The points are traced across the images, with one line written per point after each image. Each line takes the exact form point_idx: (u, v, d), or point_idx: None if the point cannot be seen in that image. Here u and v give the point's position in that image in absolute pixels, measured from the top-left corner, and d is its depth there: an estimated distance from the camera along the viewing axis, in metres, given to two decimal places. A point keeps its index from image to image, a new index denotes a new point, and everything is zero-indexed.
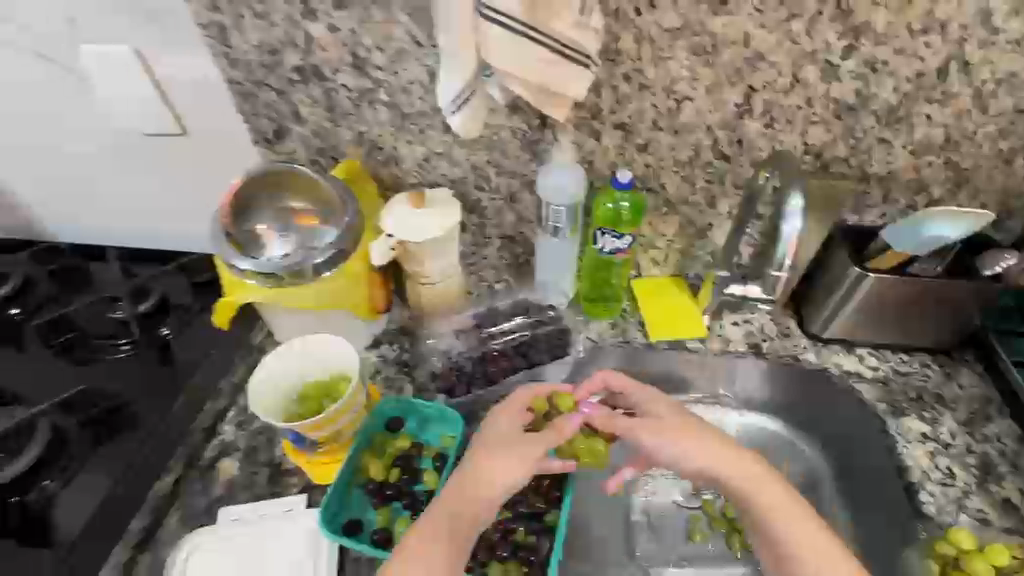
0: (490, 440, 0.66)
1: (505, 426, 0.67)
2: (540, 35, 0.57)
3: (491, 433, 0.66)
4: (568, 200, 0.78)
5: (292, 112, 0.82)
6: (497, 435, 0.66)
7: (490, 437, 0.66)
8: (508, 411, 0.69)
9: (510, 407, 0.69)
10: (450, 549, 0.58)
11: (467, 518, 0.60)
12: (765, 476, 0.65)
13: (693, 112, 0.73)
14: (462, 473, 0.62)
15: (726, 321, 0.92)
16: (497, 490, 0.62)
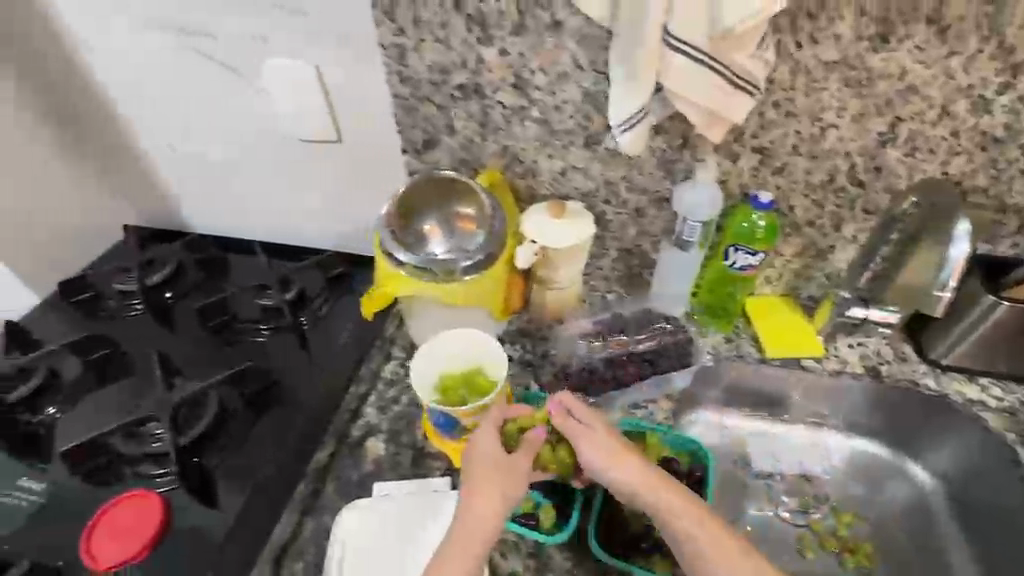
0: (480, 463, 0.68)
1: (489, 448, 0.69)
2: (715, 64, 0.63)
3: (479, 450, 0.69)
4: (705, 217, 0.83)
5: (446, 125, 0.89)
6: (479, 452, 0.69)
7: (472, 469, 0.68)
8: (487, 438, 0.70)
9: (486, 436, 0.70)
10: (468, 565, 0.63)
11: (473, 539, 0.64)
12: (673, 497, 0.66)
13: (835, 139, 0.77)
14: (465, 511, 0.65)
15: (841, 343, 0.94)
16: (493, 520, 0.65)
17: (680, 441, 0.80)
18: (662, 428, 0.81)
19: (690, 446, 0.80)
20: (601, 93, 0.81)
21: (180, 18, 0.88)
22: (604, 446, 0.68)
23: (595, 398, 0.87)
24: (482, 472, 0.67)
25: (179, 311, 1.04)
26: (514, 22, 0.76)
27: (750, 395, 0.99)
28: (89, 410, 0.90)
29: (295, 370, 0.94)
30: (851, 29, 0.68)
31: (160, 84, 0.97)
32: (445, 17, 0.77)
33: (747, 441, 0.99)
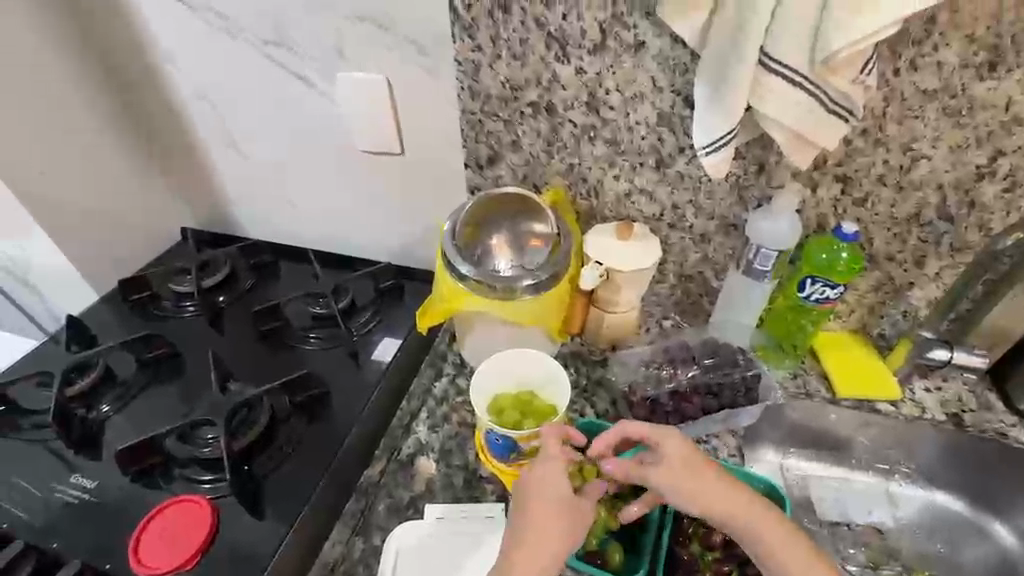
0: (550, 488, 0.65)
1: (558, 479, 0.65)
2: (819, 90, 0.61)
3: (551, 472, 0.66)
4: (780, 246, 0.80)
5: (513, 141, 0.88)
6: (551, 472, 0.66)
7: (541, 494, 0.65)
8: (546, 470, 0.66)
9: (549, 465, 0.66)
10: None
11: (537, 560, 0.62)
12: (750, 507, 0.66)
13: (925, 171, 0.74)
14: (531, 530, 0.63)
15: (917, 386, 0.90)
16: (559, 534, 0.63)
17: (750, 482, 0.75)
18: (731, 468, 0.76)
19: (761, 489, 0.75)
20: (677, 114, 0.79)
21: (258, 29, 0.89)
22: (684, 460, 0.66)
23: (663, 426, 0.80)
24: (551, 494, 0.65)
25: (231, 315, 1.05)
26: (594, 41, 0.75)
27: (813, 437, 0.93)
28: (143, 410, 0.91)
29: (347, 381, 0.93)
30: (955, 56, 0.65)
31: (231, 91, 0.98)
32: (523, 35, 0.77)
33: (811, 485, 0.93)
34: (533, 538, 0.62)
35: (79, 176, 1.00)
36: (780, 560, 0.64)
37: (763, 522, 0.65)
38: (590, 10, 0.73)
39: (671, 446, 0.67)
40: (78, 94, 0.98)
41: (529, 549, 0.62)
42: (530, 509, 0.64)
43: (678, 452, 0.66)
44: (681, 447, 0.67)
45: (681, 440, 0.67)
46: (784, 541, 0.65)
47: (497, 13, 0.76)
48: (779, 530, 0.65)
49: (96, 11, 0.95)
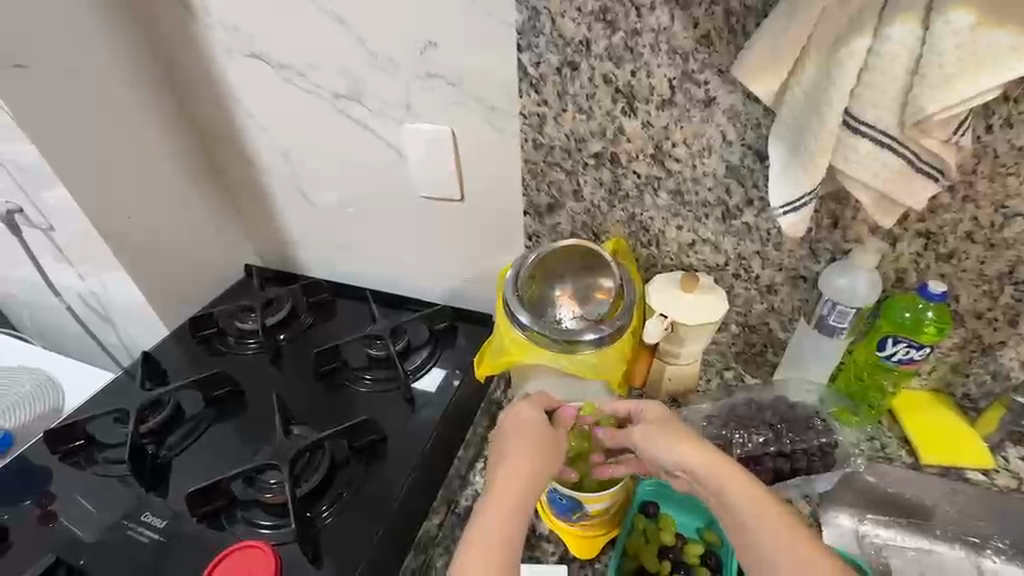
0: (521, 428, 0.67)
1: (528, 418, 0.69)
2: (907, 151, 0.59)
3: (524, 415, 0.69)
4: (859, 302, 0.77)
5: (573, 190, 0.89)
6: (524, 417, 0.69)
7: (525, 417, 0.69)
8: (532, 401, 0.71)
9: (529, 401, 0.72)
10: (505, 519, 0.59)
11: (515, 497, 0.61)
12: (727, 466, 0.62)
13: (1021, 228, 0.70)
14: (507, 468, 0.63)
15: (1011, 453, 0.84)
16: (532, 480, 0.63)
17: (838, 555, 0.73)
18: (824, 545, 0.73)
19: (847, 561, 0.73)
20: (746, 168, 0.78)
21: (331, 85, 0.94)
22: (663, 423, 0.67)
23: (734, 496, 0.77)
24: (523, 432, 0.67)
25: (290, 353, 1.08)
26: (662, 96, 0.76)
27: (890, 502, 0.88)
28: (206, 450, 0.94)
29: (404, 427, 0.93)
30: None
31: (302, 140, 1.03)
32: (590, 91, 0.78)
33: (891, 554, 0.86)
34: (514, 456, 0.64)
35: (162, 220, 1.06)
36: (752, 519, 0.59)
37: (750, 488, 0.60)
38: (659, 68, 0.74)
39: (646, 410, 0.70)
40: (165, 146, 1.04)
41: (504, 485, 0.62)
42: (512, 427, 0.68)
43: (652, 414, 0.69)
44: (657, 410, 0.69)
45: (656, 405, 0.70)
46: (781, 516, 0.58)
47: (565, 71, 0.78)
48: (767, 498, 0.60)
49: (180, 66, 1.02)
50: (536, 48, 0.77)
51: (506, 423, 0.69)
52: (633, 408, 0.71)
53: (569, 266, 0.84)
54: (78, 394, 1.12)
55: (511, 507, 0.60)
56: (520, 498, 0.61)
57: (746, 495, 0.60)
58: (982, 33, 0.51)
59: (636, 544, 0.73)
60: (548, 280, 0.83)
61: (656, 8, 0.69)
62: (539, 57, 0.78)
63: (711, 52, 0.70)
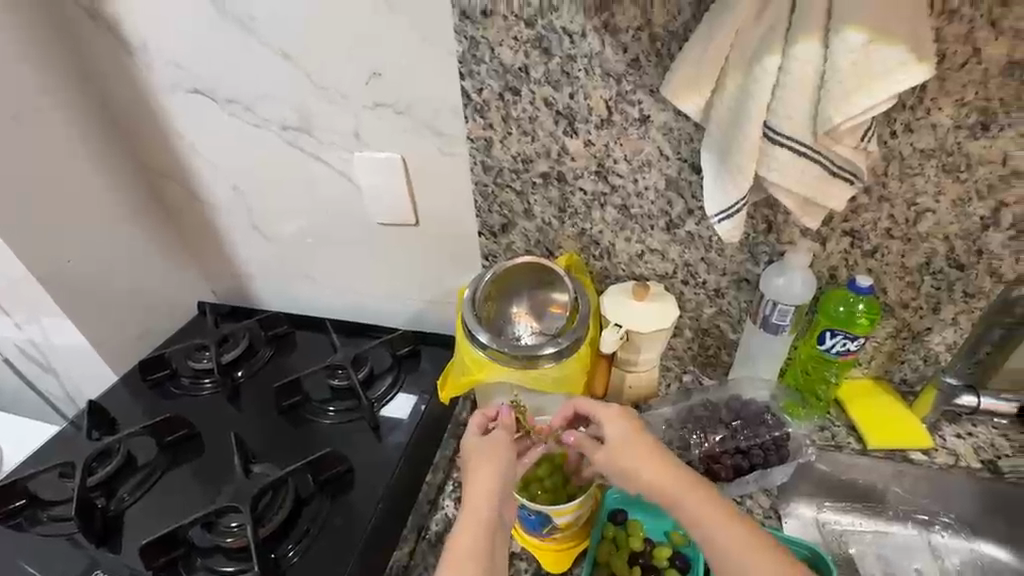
0: (474, 450, 0.69)
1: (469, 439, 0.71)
2: (822, 158, 0.64)
3: (472, 442, 0.70)
4: (796, 300, 0.81)
5: (526, 209, 0.91)
6: (474, 441, 0.71)
7: (472, 440, 0.71)
8: (475, 427, 0.73)
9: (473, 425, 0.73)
10: (473, 538, 0.62)
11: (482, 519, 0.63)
12: (689, 483, 0.64)
13: (931, 224, 0.76)
14: (471, 494, 0.65)
15: (948, 432, 0.89)
16: (495, 502, 0.64)
17: (788, 548, 0.75)
18: (773, 534, 0.76)
19: (801, 552, 0.75)
20: (684, 180, 0.82)
21: (279, 117, 0.94)
22: (624, 441, 0.68)
23: None
24: (476, 459, 0.68)
25: (249, 390, 1.05)
26: (600, 116, 0.79)
27: (846, 488, 0.91)
28: (163, 498, 0.90)
29: (370, 456, 0.92)
30: (949, 118, 0.68)
31: (252, 173, 1.02)
32: (532, 114, 0.81)
33: (850, 541, 0.90)
34: (476, 479, 0.66)
35: (108, 262, 1.03)
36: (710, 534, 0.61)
37: (702, 505, 0.63)
38: (595, 90, 0.77)
39: (608, 421, 0.70)
40: (106, 186, 1.01)
41: (473, 519, 0.63)
42: (470, 449, 0.70)
43: (617, 433, 0.69)
44: (618, 424, 0.70)
45: (619, 421, 0.70)
46: (734, 531, 0.61)
47: (508, 95, 0.81)
48: (719, 515, 0.62)
49: (121, 102, 1.00)
50: (478, 75, 0.80)
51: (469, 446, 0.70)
52: (597, 415, 0.71)
53: (524, 282, 0.86)
54: (20, 452, 1.05)
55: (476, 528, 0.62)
56: (486, 521, 0.63)
57: (697, 510, 0.62)
58: (874, 49, 0.56)
59: (608, 552, 0.74)
60: (510, 296, 0.84)
61: (588, 35, 0.73)
62: (481, 84, 0.80)
63: (642, 75, 0.75)
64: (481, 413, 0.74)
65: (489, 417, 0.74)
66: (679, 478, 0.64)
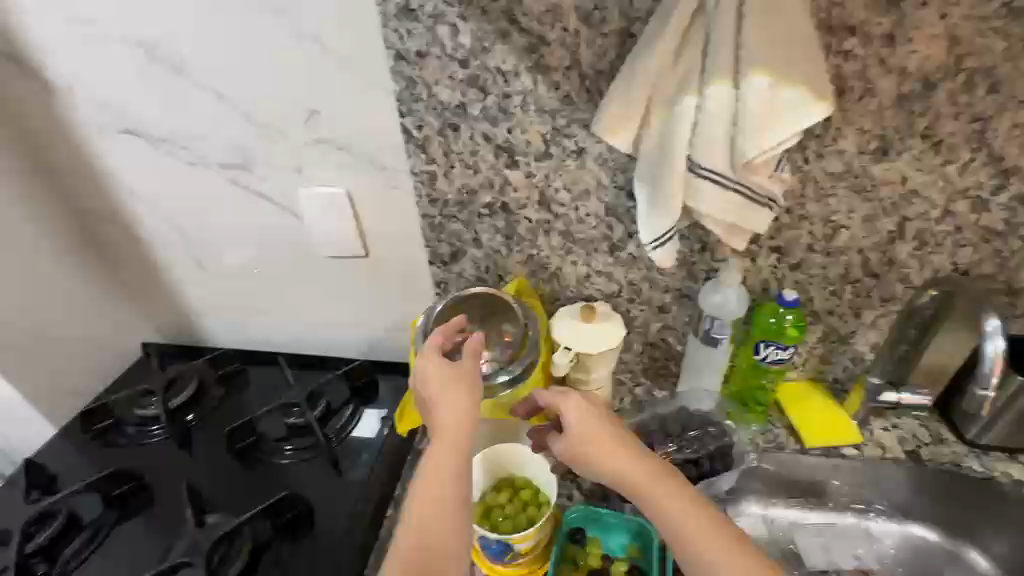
0: (434, 388, 0.68)
1: (428, 372, 0.70)
2: (744, 188, 0.68)
3: (431, 376, 0.69)
4: (731, 314, 0.86)
5: (473, 238, 0.93)
6: (433, 375, 0.69)
7: (432, 372, 0.69)
8: (435, 354, 0.72)
9: (431, 357, 0.71)
10: (433, 495, 0.62)
11: (446, 469, 0.63)
12: (652, 473, 0.65)
13: (846, 238, 0.82)
14: (435, 447, 0.65)
15: (875, 425, 0.95)
16: (462, 452, 0.64)
17: None
18: None
19: None
20: (621, 206, 0.86)
21: (218, 156, 0.92)
22: (584, 433, 0.68)
23: None
24: (438, 402, 0.67)
25: (200, 433, 1.02)
26: (538, 149, 0.82)
27: (790, 485, 0.97)
28: (113, 557, 0.87)
29: (327, 494, 0.92)
30: (852, 145, 0.74)
31: (192, 211, 1.00)
32: (473, 148, 0.83)
33: (796, 533, 0.96)
34: (439, 429, 0.66)
35: (39, 310, 0.98)
36: (670, 517, 0.62)
37: (664, 496, 0.63)
38: (532, 125, 0.80)
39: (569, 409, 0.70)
40: (34, 231, 0.97)
41: (434, 473, 0.63)
42: (432, 387, 0.69)
43: (576, 422, 0.69)
44: (581, 414, 0.70)
45: (581, 411, 0.70)
46: (693, 512, 0.62)
47: (448, 131, 0.82)
48: (679, 500, 0.63)
49: (46, 143, 0.95)
50: (417, 113, 0.81)
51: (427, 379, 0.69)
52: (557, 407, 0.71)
53: (474, 309, 0.87)
54: None
55: (438, 480, 0.62)
56: (450, 472, 0.63)
57: (656, 495, 0.63)
58: (779, 91, 0.61)
59: None
60: (460, 325, 0.86)
61: (521, 73, 0.76)
62: (421, 121, 0.82)
63: (575, 110, 0.78)
64: (439, 345, 0.74)
65: (446, 346, 0.75)
66: (638, 466, 0.65)
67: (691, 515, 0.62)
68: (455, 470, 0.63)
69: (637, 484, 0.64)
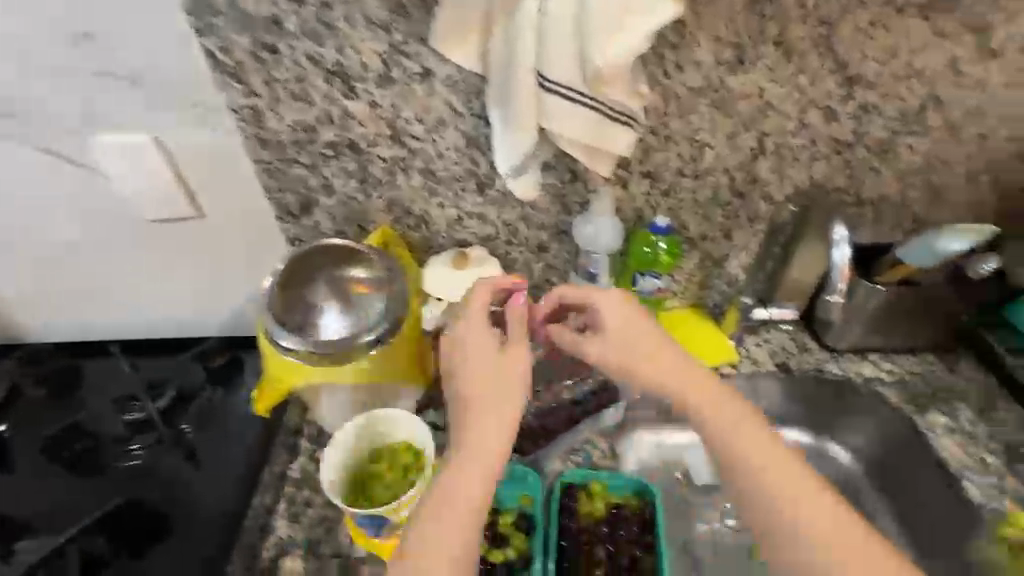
0: (474, 360, 0.61)
1: (466, 338, 0.62)
2: (598, 104, 0.62)
3: (473, 355, 0.61)
4: (605, 248, 0.84)
5: (323, 185, 0.81)
6: (469, 345, 0.62)
7: (471, 343, 0.62)
8: (478, 311, 0.64)
9: (471, 318, 0.63)
10: (448, 508, 0.54)
11: (475, 474, 0.56)
12: (749, 417, 0.60)
13: (713, 158, 0.80)
14: (467, 428, 0.58)
15: (749, 342, 0.97)
16: (504, 431, 0.58)
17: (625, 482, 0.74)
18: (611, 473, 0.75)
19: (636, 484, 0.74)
20: (482, 137, 0.77)
21: None
22: (541, 317, 0.63)
23: (531, 455, 0.82)
24: (485, 365, 0.60)
25: (19, 441, 0.87)
26: (377, 73, 0.71)
27: None
28: None
29: (179, 492, 0.82)
30: (708, 55, 0.70)
31: None
32: (299, 74, 0.71)
33: None
34: (477, 405, 0.58)
35: None
36: (778, 477, 0.57)
37: (746, 428, 0.59)
38: (364, 43, 0.68)
39: (609, 313, 0.65)
40: None
41: (473, 447, 0.57)
42: (468, 361, 0.61)
43: (525, 316, 0.64)
44: (622, 307, 0.65)
45: (617, 303, 0.65)
46: (804, 480, 0.57)
47: (264, 54, 0.69)
48: (764, 437, 0.59)
49: None
50: (220, 31, 0.67)
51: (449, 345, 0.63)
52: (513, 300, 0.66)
53: (323, 265, 0.75)
54: None
55: (473, 474, 0.56)
56: (490, 461, 0.56)
57: (757, 453, 0.58)
58: None
59: None
60: (306, 284, 0.74)
61: None
62: (227, 42, 0.68)
63: (410, 21, 0.67)
64: (485, 286, 0.66)
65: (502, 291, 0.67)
66: (756, 427, 0.59)
67: (810, 479, 0.57)
68: (497, 461, 0.57)
69: (738, 438, 0.59)
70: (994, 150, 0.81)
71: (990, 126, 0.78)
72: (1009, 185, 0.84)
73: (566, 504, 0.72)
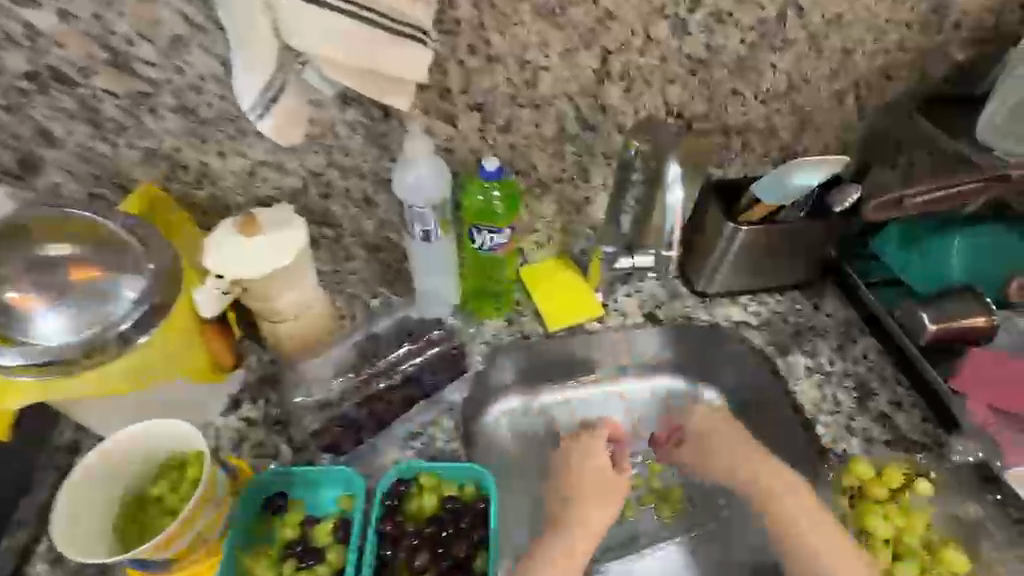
0: (589, 481, 0.76)
1: (582, 467, 0.77)
2: (373, 15, 0.49)
3: (574, 469, 0.77)
4: (427, 198, 0.68)
5: (40, 132, 0.62)
6: (596, 470, 0.77)
7: (584, 461, 0.78)
8: (595, 448, 0.79)
9: (591, 440, 0.80)
10: None
11: (561, 560, 0.70)
12: (807, 492, 0.70)
13: (550, 82, 0.68)
14: (553, 543, 0.71)
15: (619, 293, 0.85)
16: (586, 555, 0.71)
17: (460, 472, 0.66)
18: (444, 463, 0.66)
19: (471, 475, 0.66)
20: None
21: None
22: (713, 437, 0.79)
23: (352, 451, 0.72)
24: (593, 496, 0.75)
25: None
26: None
27: (544, 365, 0.85)
28: None
29: None
30: None
31: None
32: None
33: (552, 414, 0.86)
34: (593, 500, 0.74)
35: None
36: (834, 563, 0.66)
37: (805, 502, 0.69)
38: None
39: (704, 422, 0.81)
40: None
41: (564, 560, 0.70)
42: (578, 475, 0.77)
43: (701, 424, 0.81)
44: (706, 420, 0.81)
45: (702, 415, 0.82)
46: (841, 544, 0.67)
47: None
48: (822, 517, 0.68)
49: None
50: None
51: (568, 465, 0.78)
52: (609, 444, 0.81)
53: (36, 247, 0.59)
54: None
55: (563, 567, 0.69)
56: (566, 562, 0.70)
57: (831, 539, 0.67)
58: None
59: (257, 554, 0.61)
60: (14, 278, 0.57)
61: None
62: None
63: None
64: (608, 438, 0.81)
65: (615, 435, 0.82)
66: (814, 502, 0.69)
67: (842, 550, 0.66)
68: (582, 559, 0.71)
69: (795, 508, 0.69)
70: (859, 65, 0.73)
71: (855, 36, 0.70)
72: (876, 106, 0.77)
73: (388, 505, 0.62)
